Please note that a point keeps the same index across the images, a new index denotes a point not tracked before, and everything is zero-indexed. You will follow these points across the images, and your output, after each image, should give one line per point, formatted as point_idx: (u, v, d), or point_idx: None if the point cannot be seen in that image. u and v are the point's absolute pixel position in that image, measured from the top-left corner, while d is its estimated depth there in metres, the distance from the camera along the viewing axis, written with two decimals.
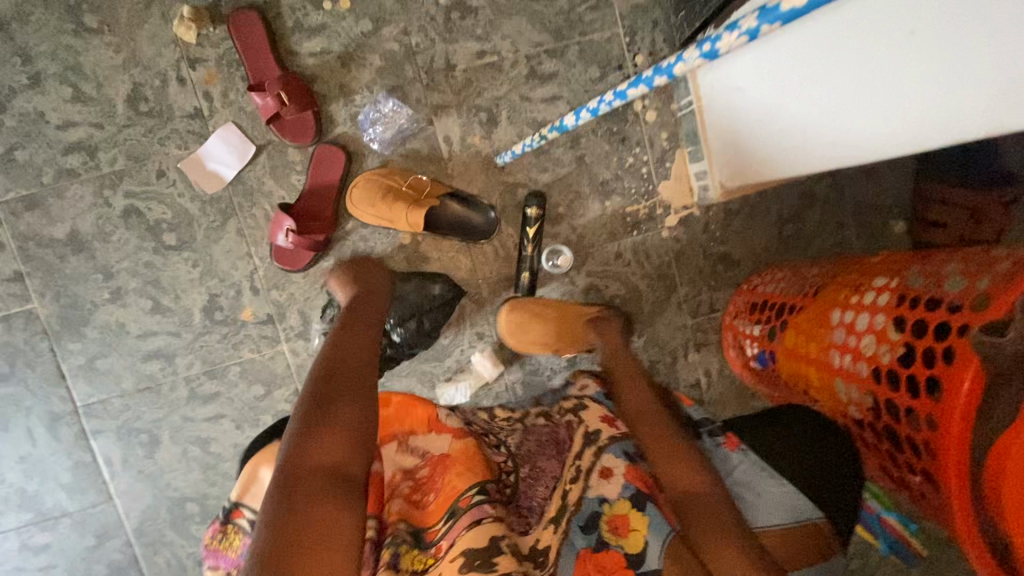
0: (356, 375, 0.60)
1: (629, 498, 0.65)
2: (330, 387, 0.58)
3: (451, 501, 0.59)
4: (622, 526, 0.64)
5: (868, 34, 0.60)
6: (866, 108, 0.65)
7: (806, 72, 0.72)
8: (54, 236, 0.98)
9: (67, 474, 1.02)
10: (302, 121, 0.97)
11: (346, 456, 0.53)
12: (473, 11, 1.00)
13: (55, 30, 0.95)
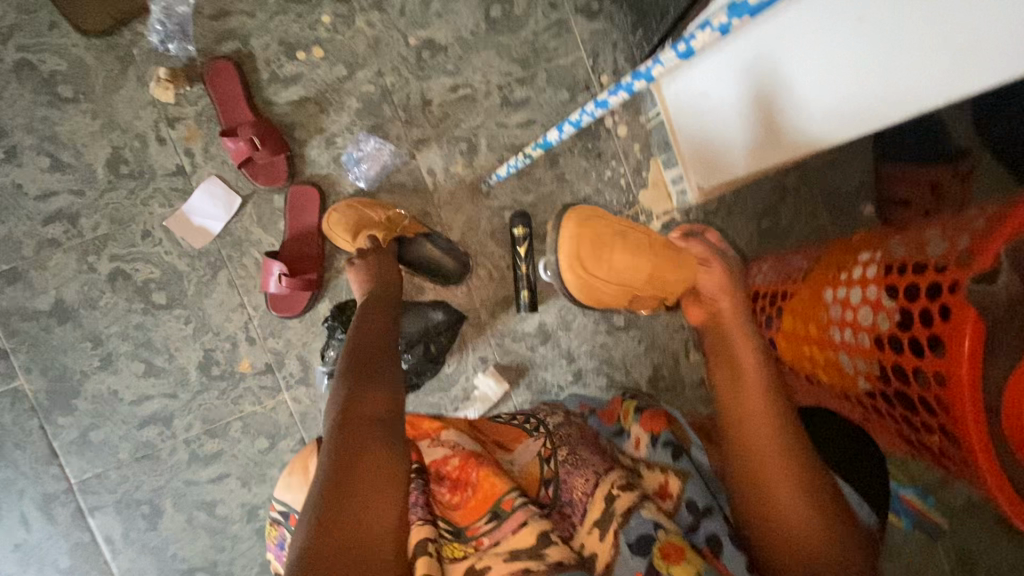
0: (382, 348, 0.74)
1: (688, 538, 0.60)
2: (364, 359, 0.71)
3: (493, 502, 0.64)
4: (676, 554, 0.58)
5: (829, 19, 0.64)
6: (830, 90, 0.69)
7: (767, 66, 0.76)
8: (38, 308, 0.96)
9: (65, 558, 0.97)
10: (274, 165, 0.99)
11: (386, 422, 0.65)
12: (443, 49, 1.05)
13: (30, 104, 0.95)
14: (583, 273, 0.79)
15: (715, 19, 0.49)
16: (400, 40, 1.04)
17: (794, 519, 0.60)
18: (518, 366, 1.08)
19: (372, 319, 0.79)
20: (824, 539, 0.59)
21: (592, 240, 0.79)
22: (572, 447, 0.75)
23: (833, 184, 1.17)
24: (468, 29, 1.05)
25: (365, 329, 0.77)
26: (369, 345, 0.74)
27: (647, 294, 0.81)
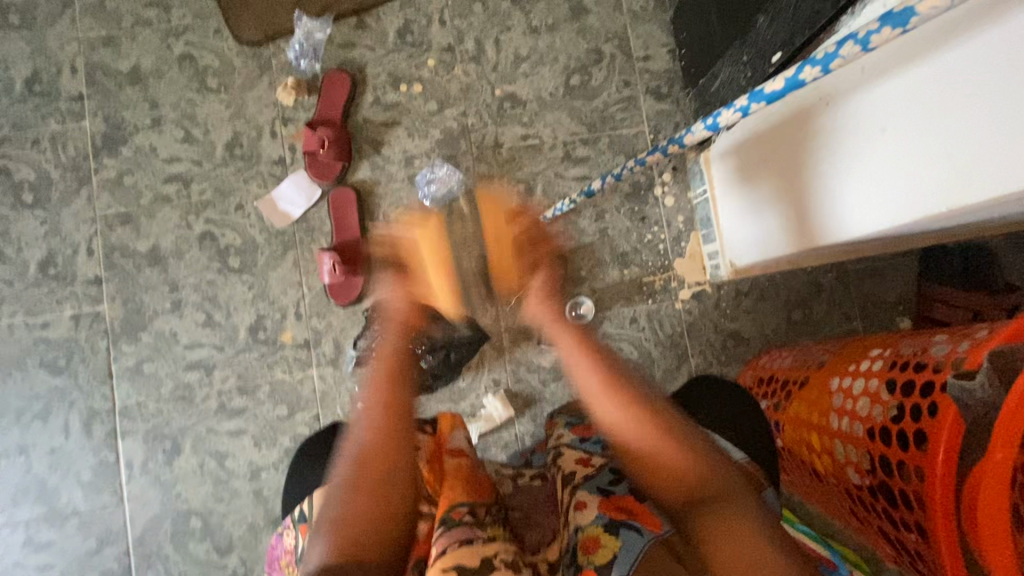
0: (395, 391, 0.69)
1: (603, 524, 0.64)
2: (386, 401, 0.68)
3: (446, 510, 0.66)
4: (592, 544, 0.63)
5: (855, 124, 0.71)
6: (847, 191, 0.75)
7: (798, 164, 0.84)
8: (137, 249, 1.12)
9: (88, 472, 1.07)
10: (330, 165, 1.14)
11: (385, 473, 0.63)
12: (522, 103, 1.19)
13: (182, 87, 1.16)
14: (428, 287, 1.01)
15: (737, 102, 0.65)
16: (487, 90, 1.20)
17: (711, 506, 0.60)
18: (527, 397, 1.14)
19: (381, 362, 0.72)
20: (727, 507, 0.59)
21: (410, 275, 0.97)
22: (527, 508, 0.79)
23: (873, 292, 1.18)
24: (548, 91, 1.20)
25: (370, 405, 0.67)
26: (375, 445, 0.64)
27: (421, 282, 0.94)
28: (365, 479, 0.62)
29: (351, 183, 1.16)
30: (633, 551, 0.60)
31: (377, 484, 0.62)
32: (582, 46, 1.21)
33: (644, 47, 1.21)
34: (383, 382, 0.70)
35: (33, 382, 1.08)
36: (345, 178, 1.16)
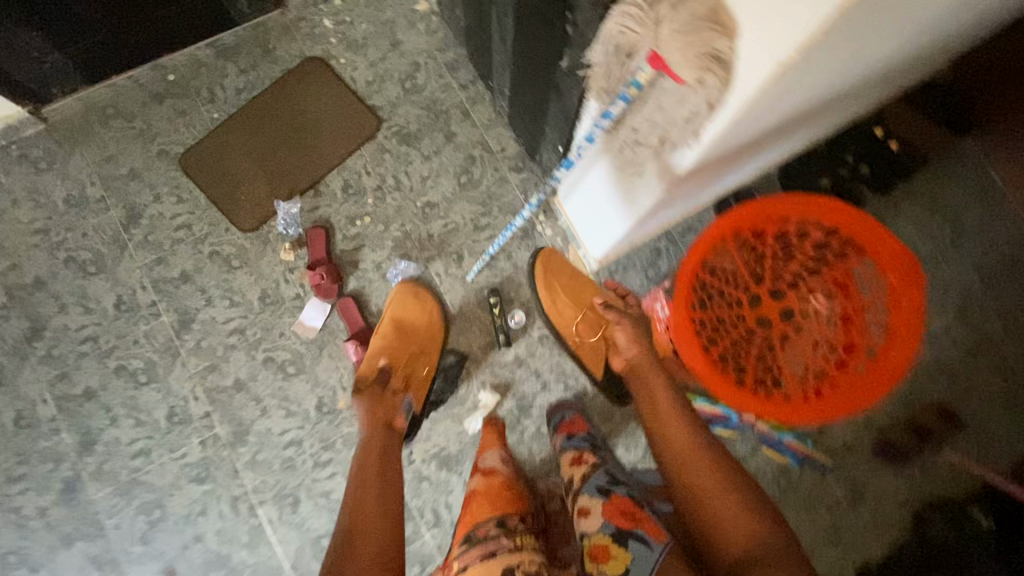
0: (377, 471, 1.29)
1: (608, 532, 1.20)
2: (370, 477, 1.27)
3: (468, 534, 1.23)
4: (600, 549, 1.18)
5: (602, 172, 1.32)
6: (617, 202, 1.35)
7: (594, 194, 1.44)
8: (226, 384, 1.68)
9: (246, 535, 1.60)
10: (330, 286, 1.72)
11: (380, 521, 1.17)
12: (436, 205, 1.83)
13: (217, 272, 1.74)
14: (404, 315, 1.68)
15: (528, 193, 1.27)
16: (412, 204, 1.82)
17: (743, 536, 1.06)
18: (506, 384, 1.73)
19: (370, 455, 1.33)
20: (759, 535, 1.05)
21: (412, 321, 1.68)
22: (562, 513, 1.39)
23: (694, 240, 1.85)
24: (449, 191, 1.84)
25: (357, 480, 1.26)
26: (364, 503, 1.20)
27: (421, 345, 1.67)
28: (362, 536, 1.13)
29: (348, 293, 1.75)
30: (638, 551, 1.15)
31: (373, 523, 1.16)
32: (460, 156, 1.86)
33: (498, 143, 1.87)
34: (373, 472, 1.29)
35: (189, 493, 1.61)
36: (342, 291, 1.75)
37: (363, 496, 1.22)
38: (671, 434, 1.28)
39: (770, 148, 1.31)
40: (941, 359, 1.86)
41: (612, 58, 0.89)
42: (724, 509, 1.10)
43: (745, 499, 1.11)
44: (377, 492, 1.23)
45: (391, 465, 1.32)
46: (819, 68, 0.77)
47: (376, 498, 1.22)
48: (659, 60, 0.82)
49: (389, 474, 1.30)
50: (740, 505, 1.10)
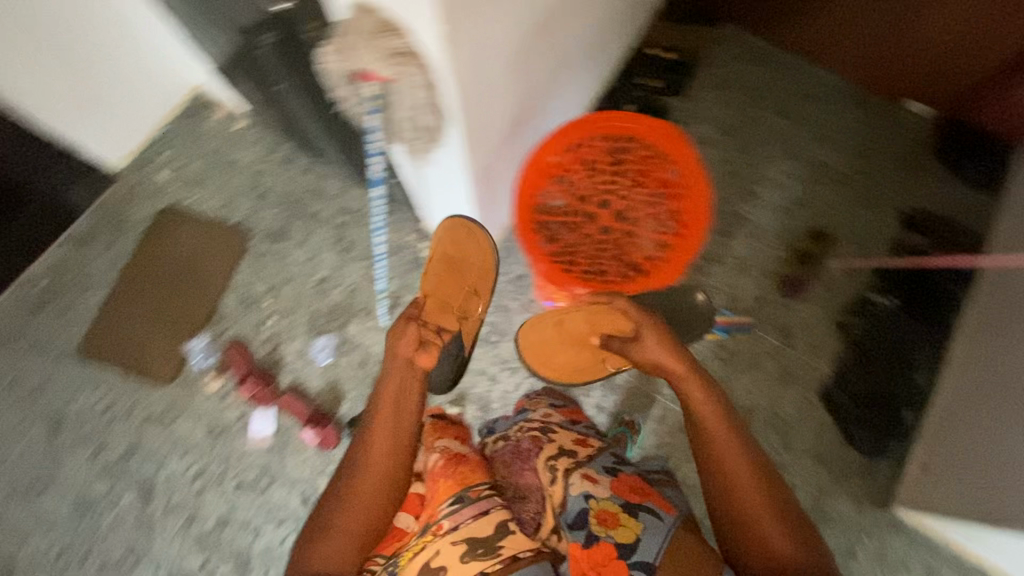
0: (404, 407, 1.35)
1: (619, 504, 1.24)
2: (391, 413, 1.33)
3: (459, 491, 1.29)
4: (607, 516, 1.22)
5: (426, 180, 1.50)
6: (450, 200, 1.53)
7: (436, 201, 1.63)
8: (210, 526, 1.70)
9: None
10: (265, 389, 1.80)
11: (393, 459, 1.26)
12: (326, 277, 1.95)
13: (158, 432, 1.79)
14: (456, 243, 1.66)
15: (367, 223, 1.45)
16: (306, 287, 1.94)
17: (770, 546, 1.08)
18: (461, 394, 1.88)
19: (390, 394, 1.36)
20: (786, 545, 1.07)
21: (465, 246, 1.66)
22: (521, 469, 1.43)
23: None
24: (333, 260, 1.96)
25: (378, 418, 1.32)
26: (379, 444, 1.27)
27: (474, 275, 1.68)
28: (368, 472, 1.23)
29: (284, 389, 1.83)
30: (649, 534, 1.18)
31: (366, 488, 1.21)
32: (329, 227, 2.00)
33: (356, 201, 2.03)
34: (393, 410, 1.33)
35: None
36: (278, 390, 1.82)
37: (375, 437, 1.28)
38: (717, 450, 1.17)
39: (551, 78, 1.49)
40: (793, 196, 2.13)
41: (345, 90, 1.07)
42: (752, 512, 1.11)
43: (785, 520, 1.10)
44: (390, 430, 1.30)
45: (414, 404, 1.37)
46: (482, 29, 0.97)
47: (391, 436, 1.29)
48: (369, 75, 1.00)
49: (410, 411, 1.35)
50: (766, 503, 1.11)
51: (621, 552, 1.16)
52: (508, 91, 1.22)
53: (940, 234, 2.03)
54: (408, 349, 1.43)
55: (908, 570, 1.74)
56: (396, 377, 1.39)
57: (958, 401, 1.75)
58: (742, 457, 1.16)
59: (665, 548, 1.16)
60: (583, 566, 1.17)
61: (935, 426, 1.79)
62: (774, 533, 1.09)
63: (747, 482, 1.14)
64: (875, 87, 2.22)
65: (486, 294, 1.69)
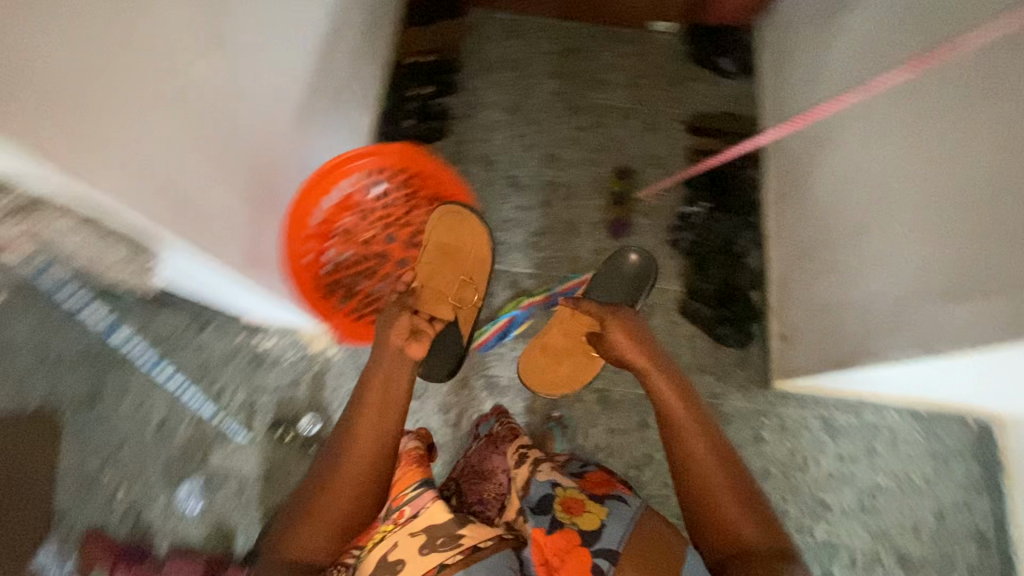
0: (384, 389, 1.33)
1: (586, 496, 1.31)
2: (372, 393, 1.32)
3: (421, 479, 1.40)
4: (571, 505, 1.28)
5: (196, 286, 1.39)
6: (235, 293, 1.43)
7: (226, 297, 1.51)
8: None
9: None
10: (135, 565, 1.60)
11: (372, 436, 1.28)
12: (161, 416, 1.74)
13: None
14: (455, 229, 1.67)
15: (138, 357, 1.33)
16: (140, 437, 1.71)
17: (726, 522, 1.19)
18: None
19: (369, 379, 1.34)
20: (738, 515, 1.19)
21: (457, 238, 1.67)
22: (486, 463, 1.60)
23: None
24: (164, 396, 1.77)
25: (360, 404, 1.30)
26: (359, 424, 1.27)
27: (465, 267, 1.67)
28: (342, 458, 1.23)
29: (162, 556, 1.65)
30: (613, 519, 1.24)
31: (347, 478, 1.22)
32: None
33: None
34: (378, 389, 1.33)
35: None
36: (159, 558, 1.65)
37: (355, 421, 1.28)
38: (687, 441, 1.29)
39: (301, 150, 1.50)
40: (591, 146, 2.24)
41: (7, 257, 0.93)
42: (710, 492, 1.22)
43: (744, 501, 1.21)
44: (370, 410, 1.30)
45: (399, 392, 1.35)
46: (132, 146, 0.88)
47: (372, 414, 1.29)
48: None
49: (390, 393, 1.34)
50: (722, 480, 1.23)
51: (582, 541, 1.20)
52: (224, 176, 1.14)
53: (724, 127, 2.23)
54: (400, 339, 1.38)
55: (806, 429, 1.89)
56: (383, 365, 1.35)
57: (785, 268, 1.91)
58: (701, 443, 1.28)
59: (627, 534, 1.21)
60: (549, 549, 1.20)
61: (778, 297, 1.93)
62: (729, 509, 1.20)
63: (705, 461, 1.26)
64: (624, 21, 2.37)
65: (482, 284, 1.68)
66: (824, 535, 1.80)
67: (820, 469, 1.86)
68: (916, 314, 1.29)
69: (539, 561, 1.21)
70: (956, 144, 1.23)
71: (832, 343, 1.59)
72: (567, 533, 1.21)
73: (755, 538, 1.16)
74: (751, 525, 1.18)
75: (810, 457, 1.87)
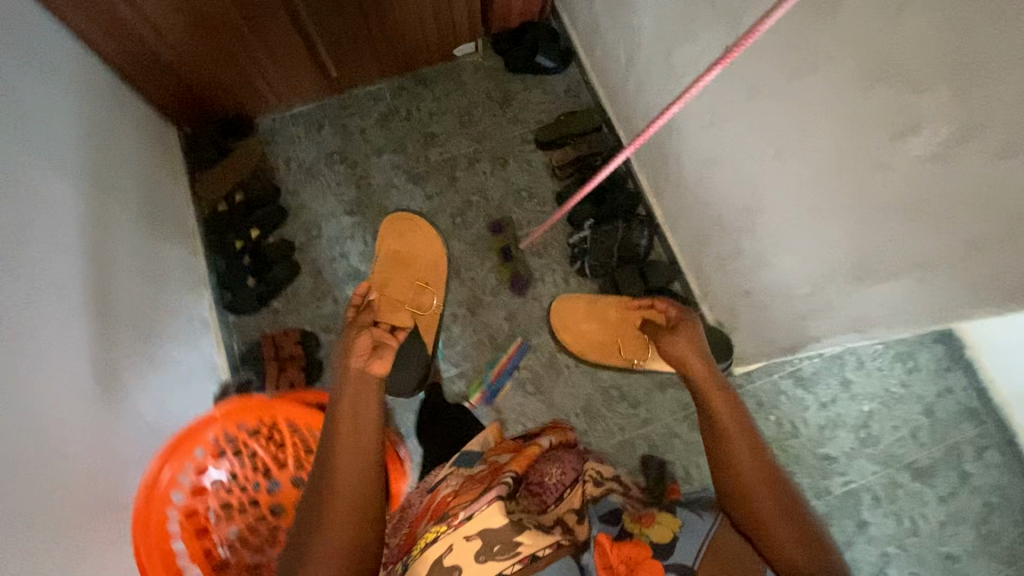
0: (366, 420, 1.20)
1: (665, 511, 1.15)
2: (355, 422, 1.19)
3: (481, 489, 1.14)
4: (646, 520, 1.12)
5: None
6: None
7: None
8: None
9: None
10: None
11: (360, 458, 1.14)
12: None
13: None
14: (395, 242, 1.78)
15: None
16: None
17: (784, 540, 1.03)
18: None
19: (348, 406, 1.22)
20: (792, 532, 1.03)
21: (401, 255, 1.77)
22: (564, 459, 1.26)
23: None
24: None
25: (341, 434, 1.18)
26: (357, 455, 1.15)
27: (414, 278, 1.74)
28: (338, 484, 1.10)
29: None
30: (692, 537, 1.08)
31: (345, 485, 1.10)
32: None
33: None
34: (352, 422, 1.19)
35: None
36: None
37: (336, 453, 1.15)
38: (731, 452, 1.15)
39: (123, 429, 1.32)
40: (454, 210, 2.04)
41: None
42: (763, 508, 1.07)
43: (801, 521, 1.04)
44: (360, 435, 1.18)
45: (375, 407, 1.24)
46: None
47: (362, 439, 1.17)
48: None
49: (375, 425, 1.21)
50: (769, 481, 1.10)
51: (657, 556, 1.03)
52: None
53: (571, 132, 2.06)
54: (360, 360, 1.29)
55: (781, 394, 1.83)
56: (348, 389, 1.25)
57: (692, 255, 1.82)
58: (750, 440, 1.16)
59: (704, 555, 1.05)
60: (613, 557, 1.00)
61: (698, 284, 1.84)
62: (783, 528, 1.04)
63: (749, 464, 1.12)
64: (424, 62, 2.16)
65: (439, 288, 1.76)
66: (841, 486, 1.76)
67: (810, 426, 1.81)
68: (838, 296, 1.19)
69: (602, 565, 1.00)
70: (800, 119, 1.13)
71: (769, 326, 1.51)
72: (642, 544, 1.03)
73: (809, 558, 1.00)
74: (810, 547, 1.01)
75: (797, 419, 1.81)
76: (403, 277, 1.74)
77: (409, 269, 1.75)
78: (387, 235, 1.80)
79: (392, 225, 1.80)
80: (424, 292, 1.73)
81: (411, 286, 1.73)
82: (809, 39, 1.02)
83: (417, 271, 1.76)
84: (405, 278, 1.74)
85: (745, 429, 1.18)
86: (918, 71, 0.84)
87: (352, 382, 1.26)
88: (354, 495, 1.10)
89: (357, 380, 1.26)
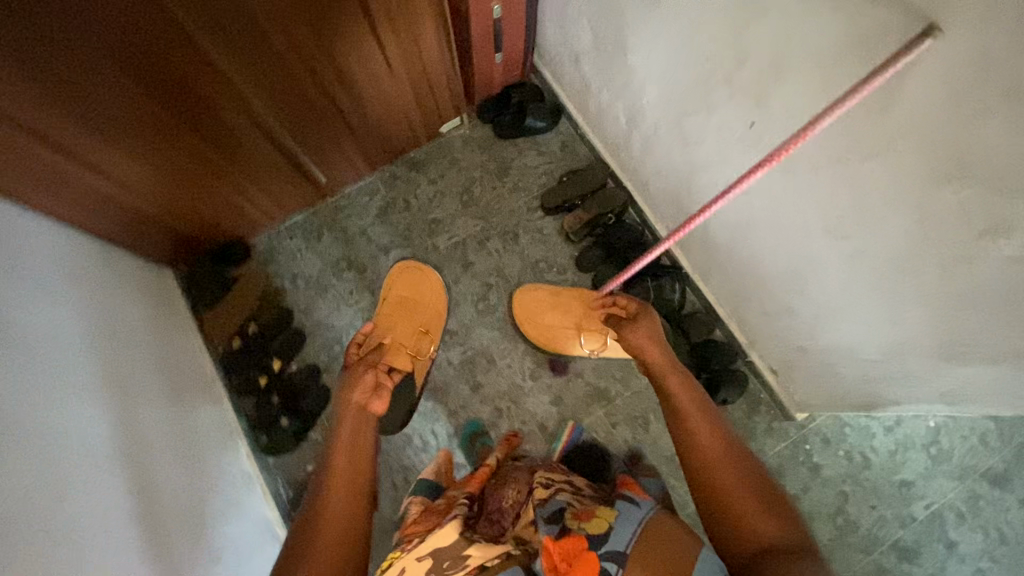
0: (355, 450, 1.29)
1: (610, 507, 1.12)
2: (346, 456, 1.26)
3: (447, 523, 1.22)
4: (588, 515, 1.12)
5: None
6: None
7: None
8: None
9: None
10: None
11: (350, 489, 1.20)
12: None
13: None
14: (403, 284, 1.91)
15: None
16: None
17: (750, 521, 1.04)
18: None
19: (346, 443, 1.29)
20: (757, 510, 1.05)
21: (406, 298, 1.89)
22: (522, 474, 1.42)
23: None
24: None
25: (335, 459, 1.26)
26: (340, 485, 1.20)
27: (422, 321, 1.87)
28: (325, 512, 1.14)
29: None
30: (628, 521, 1.05)
31: (337, 511, 1.14)
32: None
33: None
34: (342, 454, 1.27)
35: None
36: None
37: (324, 483, 1.21)
38: (694, 439, 1.21)
39: None
40: (474, 297, 1.97)
41: None
42: (722, 483, 1.12)
43: (763, 503, 1.06)
44: (347, 463, 1.25)
45: (370, 439, 1.33)
46: None
47: (348, 466, 1.25)
48: None
49: (367, 455, 1.29)
50: (724, 465, 1.15)
51: (592, 546, 1.00)
52: None
53: (578, 194, 1.98)
54: (363, 395, 1.40)
55: (845, 426, 1.79)
56: (346, 423, 1.34)
57: (731, 305, 1.75)
58: (700, 429, 1.22)
59: (637, 537, 1.01)
60: (554, 557, 1.00)
61: (742, 333, 1.78)
62: (753, 515, 1.04)
63: (701, 437, 1.20)
64: (410, 146, 2.06)
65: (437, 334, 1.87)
66: (924, 510, 1.73)
67: (881, 453, 1.77)
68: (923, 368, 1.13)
69: (546, 564, 1.00)
70: (855, 204, 1.07)
71: (835, 381, 1.46)
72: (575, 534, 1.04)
73: (780, 532, 1.00)
74: (778, 524, 1.02)
75: (866, 449, 1.77)
76: (406, 316, 1.86)
77: (410, 310, 1.87)
78: (395, 278, 1.92)
79: (399, 271, 1.93)
80: (426, 333, 1.85)
81: (415, 326, 1.86)
82: (861, 131, 0.96)
83: (420, 315, 1.88)
84: (405, 318, 1.86)
85: (702, 410, 1.26)
86: (1008, 177, 0.77)
87: (353, 411, 1.36)
88: (344, 524, 1.12)
89: (359, 412, 1.36)
